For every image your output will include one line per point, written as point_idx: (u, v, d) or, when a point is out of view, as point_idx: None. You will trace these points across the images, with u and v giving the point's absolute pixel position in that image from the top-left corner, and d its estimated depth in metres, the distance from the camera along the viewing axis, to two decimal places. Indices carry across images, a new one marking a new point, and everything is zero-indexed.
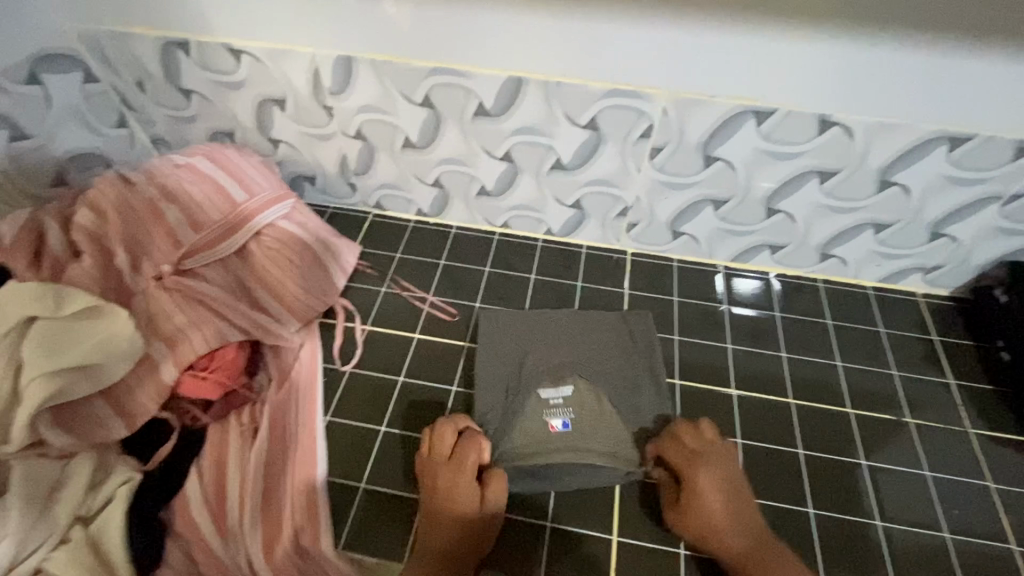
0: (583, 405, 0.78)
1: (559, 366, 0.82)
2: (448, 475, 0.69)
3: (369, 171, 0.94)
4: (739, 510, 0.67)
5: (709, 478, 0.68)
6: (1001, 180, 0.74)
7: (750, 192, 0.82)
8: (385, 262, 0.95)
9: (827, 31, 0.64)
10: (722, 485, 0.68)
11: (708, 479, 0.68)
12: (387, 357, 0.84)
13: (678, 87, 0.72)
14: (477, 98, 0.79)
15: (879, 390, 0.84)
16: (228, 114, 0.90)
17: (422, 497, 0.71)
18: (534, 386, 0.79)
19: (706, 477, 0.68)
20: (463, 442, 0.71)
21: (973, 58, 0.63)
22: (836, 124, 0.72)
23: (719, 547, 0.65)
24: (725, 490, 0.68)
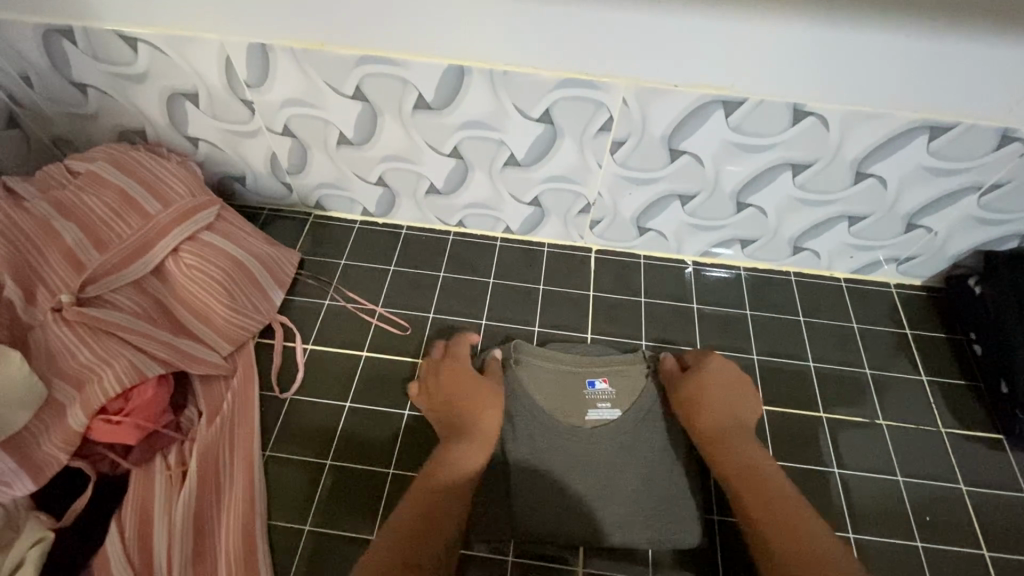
0: (582, 416, 0.73)
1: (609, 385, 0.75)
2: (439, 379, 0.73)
3: (305, 169, 0.84)
4: (732, 408, 0.70)
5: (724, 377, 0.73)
6: (982, 170, 0.69)
7: (719, 186, 0.76)
8: (329, 271, 0.87)
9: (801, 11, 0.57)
10: (729, 381, 0.73)
11: (716, 371, 0.73)
12: (332, 380, 0.77)
13: (640, 74, 0.65)
14: (415, 89, 0.69)
15: (853, 389, 0.80)
16: (134, 110, 0.79)
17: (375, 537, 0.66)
18: (625, 400, 0.74)
19: (715, 368, 0.73)
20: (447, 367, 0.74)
21: (956, 42, 0.57)
22: (811, 114, 0.65)
23: (699, 414, 0.69)
24: (727, 389, 0.72)
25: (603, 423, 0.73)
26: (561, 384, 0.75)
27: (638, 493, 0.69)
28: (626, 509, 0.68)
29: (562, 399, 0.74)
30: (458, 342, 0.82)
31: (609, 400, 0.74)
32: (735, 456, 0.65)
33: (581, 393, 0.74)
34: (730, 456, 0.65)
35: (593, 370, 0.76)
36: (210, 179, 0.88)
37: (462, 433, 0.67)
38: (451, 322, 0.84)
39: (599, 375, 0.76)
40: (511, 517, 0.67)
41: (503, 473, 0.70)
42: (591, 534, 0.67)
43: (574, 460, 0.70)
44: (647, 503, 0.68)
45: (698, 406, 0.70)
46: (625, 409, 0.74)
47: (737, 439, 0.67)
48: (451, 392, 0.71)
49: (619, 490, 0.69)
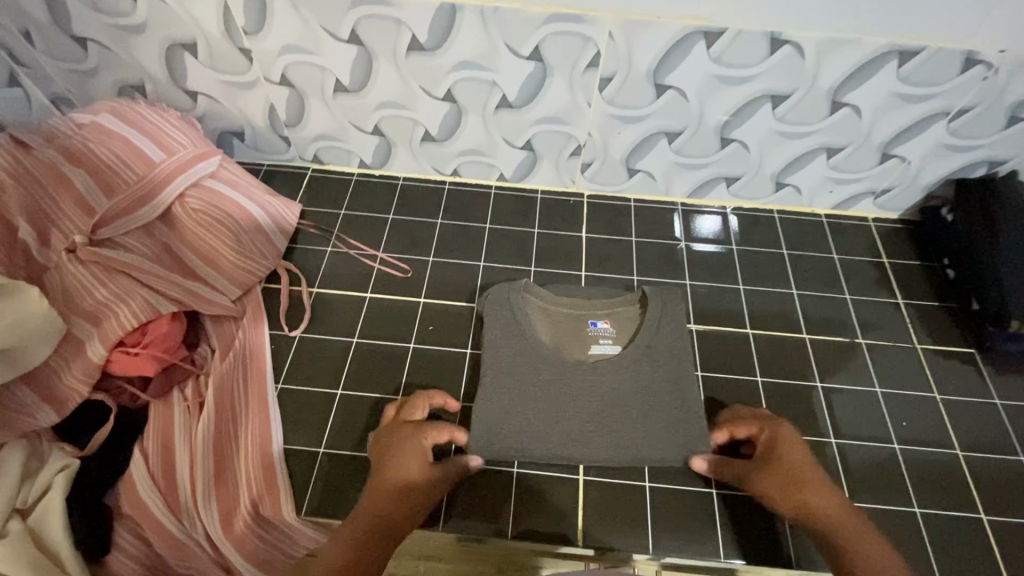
0: (584, 348, 0.77)
1: (609, 322, 0.80)
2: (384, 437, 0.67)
3: (302, 120, 0.87)
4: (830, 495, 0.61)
5: (791, 458, 0.64)
6: (950, 95, 0.73)
7: (704, 122, 0.79)
8: (330, 220, 0.90)
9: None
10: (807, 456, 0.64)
11: (791, 446, 0.65)
12: (338, 320, 0.80)
13: (624, 8, 0.68)
14: (409, 30, 0.72)
15: (833, 316, 0.85)
16: (134, 64, 0.81)
17: None
18: (625, 338, 0.79)
19: (788, 441, 0.66)
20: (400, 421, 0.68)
21: None
22: (787, 42, 0.69)
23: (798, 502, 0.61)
24: (806, 467, 0.63)
25: (605, 357, 0.77)
26: (565, 325, 0.79)
27: (638, 417, 0.72)
28: (625, 430, 0.71)
29: (565, 337, 0.78)
30: (458, 284, 0.85)
31: (611, 337, 0.79)
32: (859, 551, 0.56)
33: (583, 331, 0.79)
34: (873, 561, 0.55)
35: (596, 311, 0.80)
36: (210, 135, 0.91)
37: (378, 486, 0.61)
38: (450, 264, 0.87)
39: (601, 317, 0.80)
40: (515, 437, 0.70)
41: (508, 398, 0.72)
42: (590, 453, 0.70)
43: (577, 387, 0.74)
44: (645, 427, 0.71)
45: (799, 500, 0.61)
46: (625, 345, 0.78)
47: (852, 529, 0.58)
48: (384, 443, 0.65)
49: (618, 413, 0.72)
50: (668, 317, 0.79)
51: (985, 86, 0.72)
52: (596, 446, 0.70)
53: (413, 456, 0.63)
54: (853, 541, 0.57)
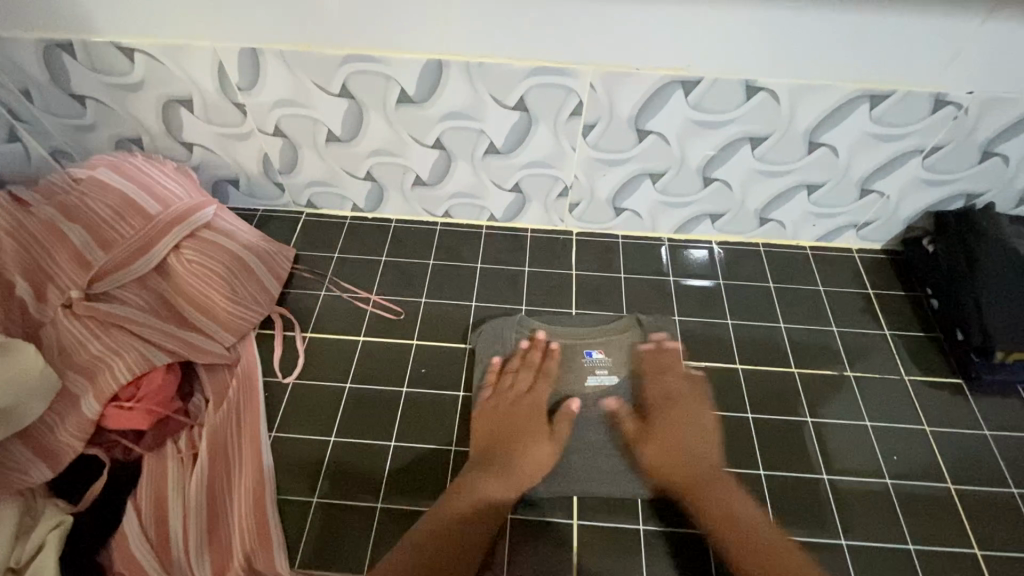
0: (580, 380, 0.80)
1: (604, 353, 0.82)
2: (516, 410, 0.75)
3: (296, 168, 0.89)
4: (699, 452, 0.73)
5: (691, 419, 0.75)
6: (922, 134, 0.75)
7: (686, 163, 0.81)
8: (324, 264, 0.91)
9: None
10: (694, 430, 0.74)
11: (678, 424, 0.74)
12: (331, 365, 0.81)
13: (605, 61, 0.70)
14: (398, 84, 0.74)
15: (822, 349, 0.86)
16: (131, 119, 0.83)
17: (380, 503, 0.69)
18: (621, 367, 0.81)
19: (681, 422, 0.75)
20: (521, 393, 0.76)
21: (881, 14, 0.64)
22: (762, 89, 0.71)
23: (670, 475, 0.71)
24: (688, 427, 0.74)
25: (603, 388, 0.79)
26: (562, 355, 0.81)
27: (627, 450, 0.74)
28: (615, 465, 0.73)
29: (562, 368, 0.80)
30: (451, 324, 0.86)
31: (606, 368, 0.80)
32: (733, 516, 0.66)
33: (579, 361, 0.81)
34: (713, 506, 0.67)
35: (591, 341, 0.83)
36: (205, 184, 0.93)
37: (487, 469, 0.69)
38: (442, 306, 0.88)
39: (596, 346, 0.82)
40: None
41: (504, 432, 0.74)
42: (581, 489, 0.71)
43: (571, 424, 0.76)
44: (635, 460, 0.73)
45: (683, 449, 0.72)
46: (620, 375, 0.80)
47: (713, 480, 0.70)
48: (508, 421, 0.74)
49: (610, 448, 0.74)
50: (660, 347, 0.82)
51: (956, 126, 0.74)
52: (590, 481, 0.72)
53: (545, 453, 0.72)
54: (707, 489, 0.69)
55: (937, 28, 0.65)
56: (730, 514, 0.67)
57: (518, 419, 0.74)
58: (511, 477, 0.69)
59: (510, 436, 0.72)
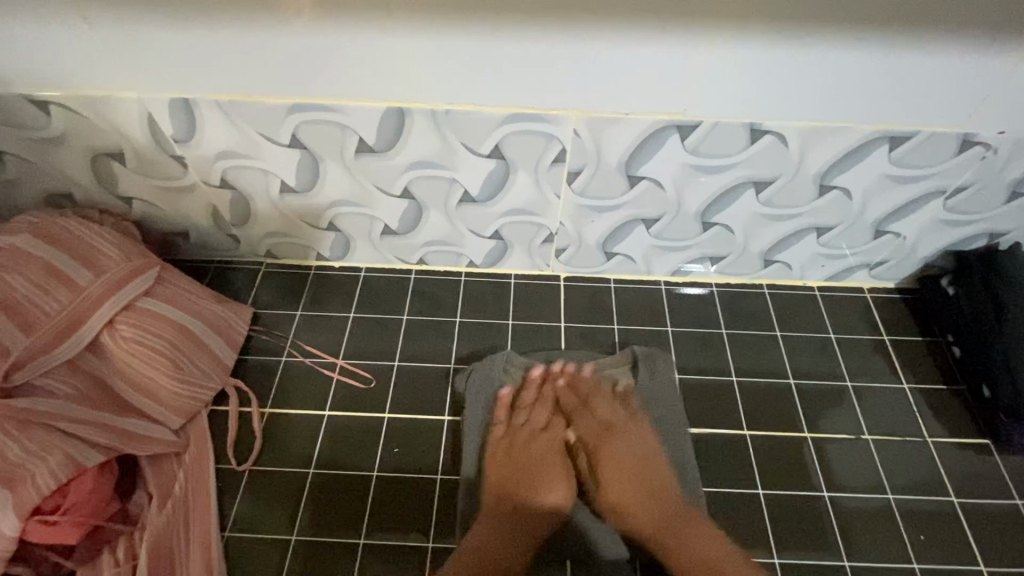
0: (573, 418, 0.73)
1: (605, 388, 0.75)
2: (519, 428, 0.72)
3: (250, 220, 0.80)
4: (636, 429, 0.71)
5: (631, 404, 0.74)
6: (946, 175, 0.68)
7: (682, 208, 0.73)
8: (285, 324, 0.82)
9: (744, 33, 0.54)
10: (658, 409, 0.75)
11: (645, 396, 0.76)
12: (293, 446, 0.72)
13: (590, 105, 0.62)
14: (355, 134, 0.65)
15: (838, 408, 0.78)
16: (57, 173, 0.73)
17: None
18: (616, 405, 0.75)
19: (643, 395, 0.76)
20: (532, 397, 0.74)
21: (903, 51, 0.55)
22: (769, 132, 0.63)
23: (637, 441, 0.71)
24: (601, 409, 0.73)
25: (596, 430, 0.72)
26: (551, 394, 0.75)
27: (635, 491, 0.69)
28: (620, 508, 0.68)
29: (552, 410, 0.74)
30: (426, 392, 0.77)
31: (601, 409, 0.74)
32: (669, 488, 0.67)
33: (571, 401, 0.74)
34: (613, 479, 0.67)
35: (585, 377, 0.76)
36: (150, 237, 0.83)
37: (513, 509, 0.65)
38: (417, 369, 0.79)
39: (589, 384, 0.75)
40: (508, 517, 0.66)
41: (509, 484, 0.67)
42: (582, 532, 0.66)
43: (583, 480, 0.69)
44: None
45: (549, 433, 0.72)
46: (617, 415, 0.74)
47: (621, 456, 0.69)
48: (522, 457, 0.69)
49: (617, 488, 0.69)
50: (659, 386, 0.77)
51: (984, 166, 0.67)
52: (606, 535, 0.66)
53: (563, 481, 0.68)
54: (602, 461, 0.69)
55: (966, 65, 0.57)
56: (659, 512, 0.65)
57: (507, 449, 0.70)
58: (532, 500, 0.66)
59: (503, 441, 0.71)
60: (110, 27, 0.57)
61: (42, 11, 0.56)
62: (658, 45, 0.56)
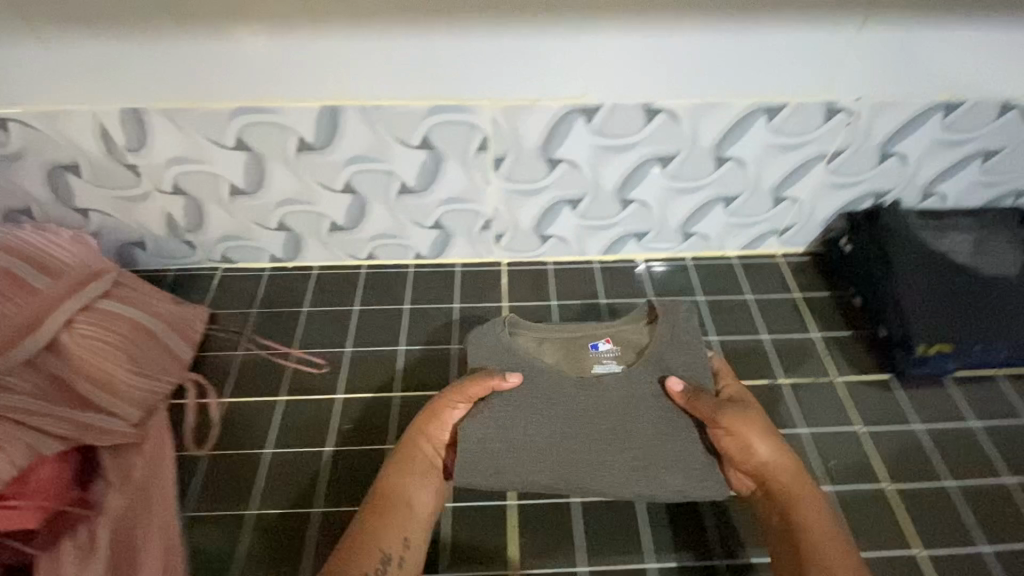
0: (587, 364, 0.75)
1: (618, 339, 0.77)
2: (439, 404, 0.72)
3: (202, 226, 0.85)
4: (790, 467, 0.64)
5: (763, 428, 0.66)
6: (823, 140, 0.78)
7: (599, 187, 0.81)
8: (240, 322, 0.87)
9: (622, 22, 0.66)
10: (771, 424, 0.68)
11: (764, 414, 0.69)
12: (250, 429, 0.76)
13: (497, 94, 0.71)
14: (295, 134, 0.73)
15: (796, 354, 0.85)
16: (12, 188, 0.78)
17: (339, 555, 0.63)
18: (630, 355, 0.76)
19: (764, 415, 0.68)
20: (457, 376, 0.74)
21: (753, 31, 0.67)
22: (662, 110, 0.73)
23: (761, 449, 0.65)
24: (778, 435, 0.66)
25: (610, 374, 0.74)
26: (566, 352, 0.77)
27: (624, 437, 0.69)
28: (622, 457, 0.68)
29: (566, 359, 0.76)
30: (378, 375, 0.82)
31: (613, 357, 0.76)
32: (817, 518, 0.61)
33: (583, 354, 0.76)
34: (807, 516, 0.61)
35: (597, 332, 0.78)
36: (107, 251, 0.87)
37: (400, 466, 0.66)
38: (369, 353, 0.84)
39: (602, 338, 0.77)
40: (509, 476, 0.66)
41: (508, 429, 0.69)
42: (592, 486, 0.66)
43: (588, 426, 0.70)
44: (644, 452, 0.68)
45: (748, 454, 0.65)
46: (632, 364, 0.75)
47: (805, 488, 0.63)
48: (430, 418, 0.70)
49: (624, 436, 0.69)
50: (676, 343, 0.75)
51: (851, 130, 0.77)
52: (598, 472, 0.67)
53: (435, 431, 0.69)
54: (798, 498, 0.62)
55: (806, 40, 0.68)
56: (829, 542, 0.59)
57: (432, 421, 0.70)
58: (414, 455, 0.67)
59: (428, 418, 0.70)
60: (70, 45, 0.64)
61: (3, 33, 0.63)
62: (554, 36, 0.67)
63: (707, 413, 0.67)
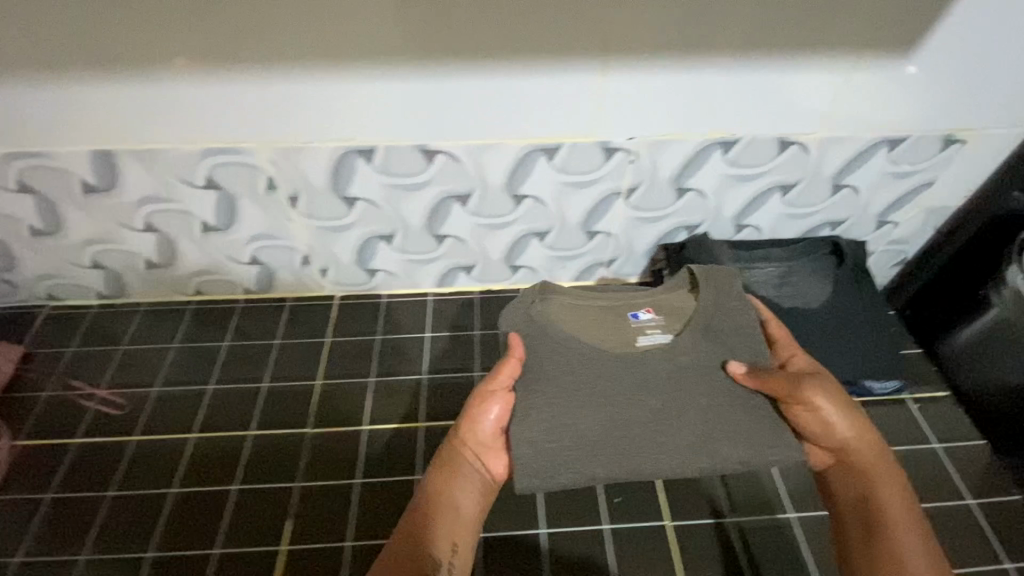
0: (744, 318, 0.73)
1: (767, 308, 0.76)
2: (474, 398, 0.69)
3: (310, 255, 0.87)
4: (874, 447, 0.67)
5: (845, 406, 0.67)
6: (930, 170, 0.82)
7: (720, 214, 0.85)
8: (366, 351, 0.90)
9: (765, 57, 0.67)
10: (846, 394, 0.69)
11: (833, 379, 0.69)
12: (397, 456, 0.79)
13: (633, 129, 0.73)
14: (424, 169, 0.75)
15: (897, 339, 0.89)
16: (149, 230, 0.82)
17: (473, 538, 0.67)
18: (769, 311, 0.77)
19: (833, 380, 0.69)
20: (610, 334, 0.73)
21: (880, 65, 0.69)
22: (795, 143, 0.76)
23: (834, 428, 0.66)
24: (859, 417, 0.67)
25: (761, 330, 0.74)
26: (603, 319, 0.74)
27: (776, 425, 0.67)
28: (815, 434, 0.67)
29: (728, 306, 0.73)
30: None
31: (662, 327, 0.73)
32: (891, 493, 0.66)
33: (737, 305, 0.76)
34: (886, 500, 0.65)
35: (639, 300, 0.75)
36: (246, 276, 0.91)
37: (438, 469, 0.68)
38: None
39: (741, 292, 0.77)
40: (651, 452, 0.65)
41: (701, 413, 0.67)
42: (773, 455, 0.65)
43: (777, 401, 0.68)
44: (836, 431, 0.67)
45: (828, 433, 0.66)
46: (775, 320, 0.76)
47: (882, 464, 0.67)
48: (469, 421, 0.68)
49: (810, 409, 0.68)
50: (729, 297, 0.73)
51: (963, 159, 0.81)
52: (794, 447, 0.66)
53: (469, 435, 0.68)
54: (874, 475, 0.67)
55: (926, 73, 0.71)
56: (883, 535, 0.63)
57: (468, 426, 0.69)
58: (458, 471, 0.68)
59: (464, 425, 0.68)
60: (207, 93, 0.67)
61: (183, 75, 0.66)
62: (690, 74, 0.68)
63: (786, 390, 0.66)
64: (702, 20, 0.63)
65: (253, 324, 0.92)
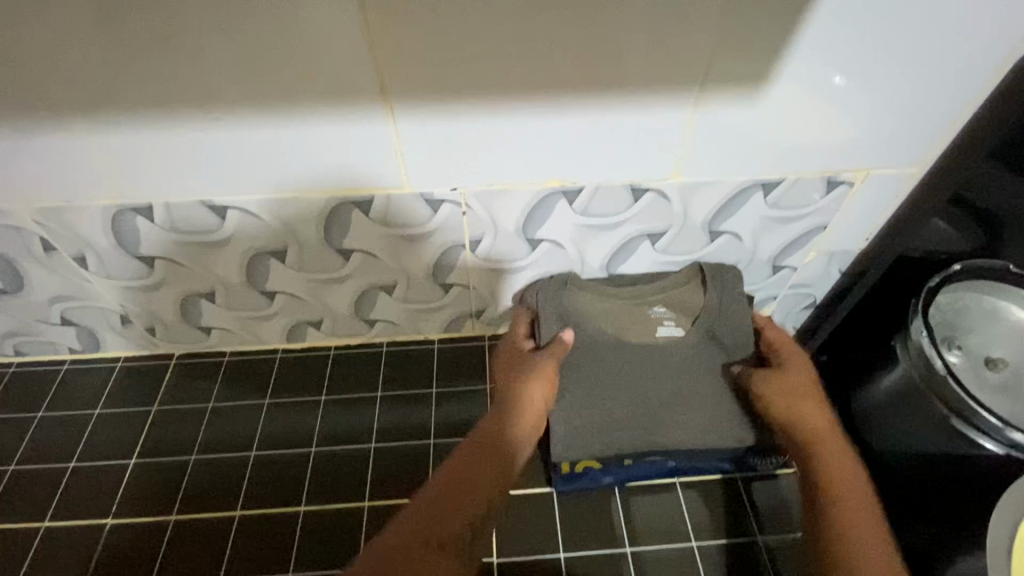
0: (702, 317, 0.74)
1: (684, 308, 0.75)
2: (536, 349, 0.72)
3: (134, 315, 0.77)
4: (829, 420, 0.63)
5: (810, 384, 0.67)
6: (819, 214, 0.72)
7: (586, 264, 0.75)
8: (197, 419, 0.80)
9: (593, 100, 0.56)
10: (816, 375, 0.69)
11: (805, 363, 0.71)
12: (203, 551, 0.70)
13: (460, 179, 0.62)
14: (226, 225, 0.65)
15: None
16: None
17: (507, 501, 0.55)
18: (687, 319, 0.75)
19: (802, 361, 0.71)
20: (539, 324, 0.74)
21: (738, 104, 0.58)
22: (649, 190, 0.66)
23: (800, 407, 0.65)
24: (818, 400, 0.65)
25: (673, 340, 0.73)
26: (625, 313, 0.75)
27: (670, 416, 0.70)
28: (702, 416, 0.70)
29: (626, 324, 0.74)
30: (343, 476, 0.75)
31: (673, 319, 0.75)
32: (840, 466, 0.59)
33: (645, 317, 0.74)
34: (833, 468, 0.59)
35: (651, 296, 0.75)
36: (66, 338, 0.81)
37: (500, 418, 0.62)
38: (337, 450, 0.77)
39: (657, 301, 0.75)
40: (603, 442, 0.68)
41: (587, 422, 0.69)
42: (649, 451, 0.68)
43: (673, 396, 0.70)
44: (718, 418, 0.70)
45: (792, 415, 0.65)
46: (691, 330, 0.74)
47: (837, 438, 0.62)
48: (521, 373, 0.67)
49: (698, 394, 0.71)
50: (734, 296, 0.74)
51: (852, 202, 0.72)
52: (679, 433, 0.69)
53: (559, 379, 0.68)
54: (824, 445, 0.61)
55: (802, 111, 0.60)
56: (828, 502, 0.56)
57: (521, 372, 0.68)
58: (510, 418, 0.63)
59: (517, 372, 0.68)
60: None
61: None
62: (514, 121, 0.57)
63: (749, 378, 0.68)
64: (498, 62, 0.52)
65: (78, 388, 0.83)
